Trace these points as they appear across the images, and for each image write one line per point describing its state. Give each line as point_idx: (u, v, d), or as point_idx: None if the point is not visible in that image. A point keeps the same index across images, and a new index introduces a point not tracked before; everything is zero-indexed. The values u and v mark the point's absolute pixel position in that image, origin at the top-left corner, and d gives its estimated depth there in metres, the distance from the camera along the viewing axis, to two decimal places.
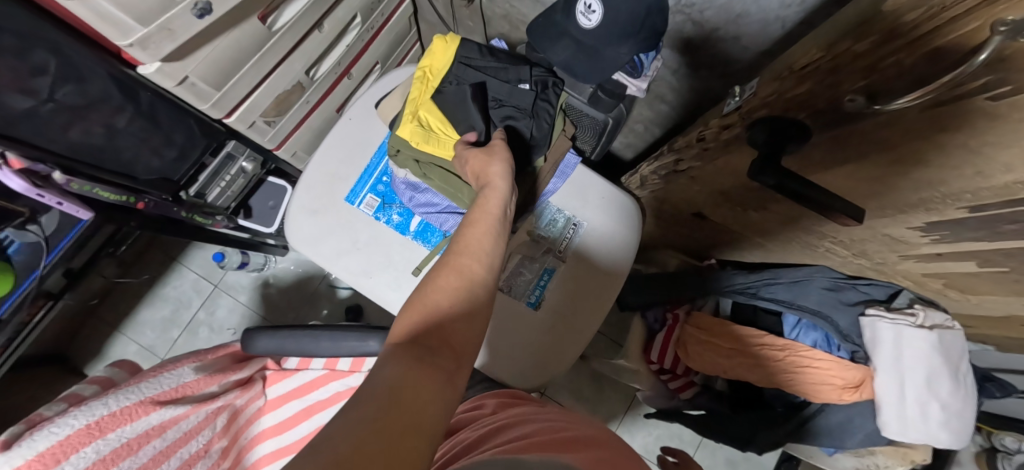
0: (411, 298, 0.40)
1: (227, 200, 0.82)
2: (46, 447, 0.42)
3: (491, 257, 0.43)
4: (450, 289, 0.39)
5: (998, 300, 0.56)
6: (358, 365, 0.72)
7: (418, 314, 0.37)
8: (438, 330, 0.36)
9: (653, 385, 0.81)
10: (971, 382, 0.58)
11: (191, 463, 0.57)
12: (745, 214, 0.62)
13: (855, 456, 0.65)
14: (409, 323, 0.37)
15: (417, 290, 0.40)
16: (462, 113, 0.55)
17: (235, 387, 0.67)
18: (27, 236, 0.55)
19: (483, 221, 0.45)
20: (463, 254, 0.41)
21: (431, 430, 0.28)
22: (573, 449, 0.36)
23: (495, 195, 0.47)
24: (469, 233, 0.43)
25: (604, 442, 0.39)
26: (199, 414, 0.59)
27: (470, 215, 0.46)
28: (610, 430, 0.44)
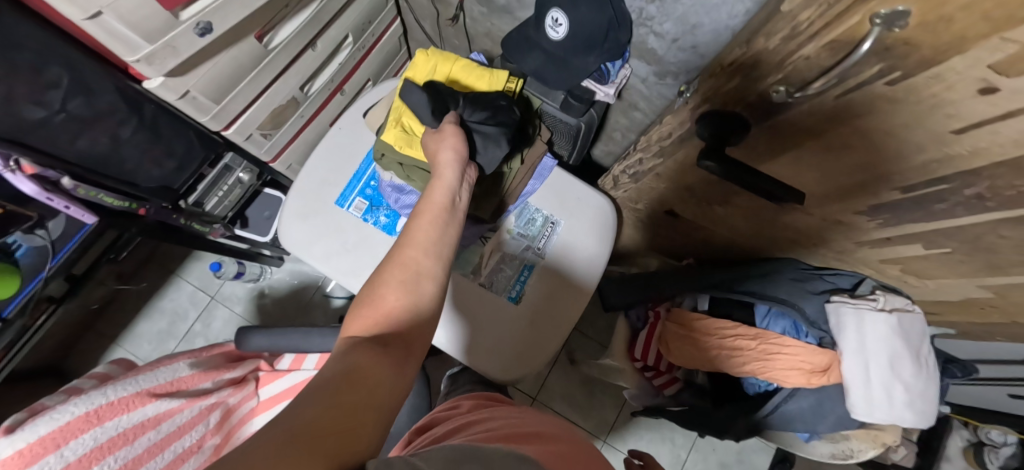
0: (365, 293, 0.42)
1: (224, 209, 0.85)
2: (47, 432, 0.45)
3: (438, 246, 0.45)
4: (398, 283, 0.41)
5: (952, 283, 0.59)
6: None
7: (371, 308, 0.40)
8: (390, 322, 0.40)
9: (638, 383, 0.82)
10: (932, 363, 0.60)
11: (184, 458, 0.59)
12: (712, 210, 0.66)
13: (830, 442, 0.67)
14: (365, 316, 0.40)
15: (366, 286, 0.42)
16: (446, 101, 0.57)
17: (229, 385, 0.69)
18: (34, 240, 0.59)
19: (430, 212, 0.47)
20: (408, 248, 0.44)
21: (381, 411, 0.33)
22: (530, 442, 0.39)
23: (443, 187, 0.50)
24: (416, 225, 0.45)
25: (562, 437, 0.43)
26: (193, 409, 0.61)
27: (418, 207, 0.48)
28: (574, 429, 0.47)
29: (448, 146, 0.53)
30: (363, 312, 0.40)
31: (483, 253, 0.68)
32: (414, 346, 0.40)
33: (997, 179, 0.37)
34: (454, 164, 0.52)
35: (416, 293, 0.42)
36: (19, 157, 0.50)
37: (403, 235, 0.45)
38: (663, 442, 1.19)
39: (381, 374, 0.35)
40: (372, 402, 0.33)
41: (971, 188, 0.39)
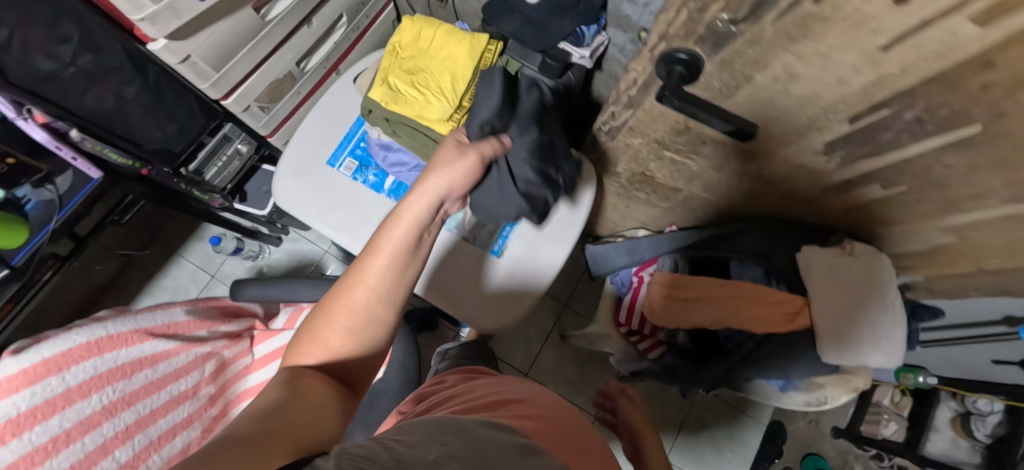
0: (309, 327, 0.42)
1: (224, 180, 0.89)
2: (51, 355, 0.49)
3: (391, 289, 0.43)
4: (341, 326, 0.41)
5: (916, 228, 0.61)
6: None
7: (312, 346, 0.41)
8: (333, 363, 0.41)
9: (623, 349, 0.85)
10: (900, 305, 0.62)
11: (180, 401, 0.62)
12: (685, 165, 0.68)
13: (805, 393, 0.68)
14: (306, 350, 0.41)
15: (312, 318, 0.42)
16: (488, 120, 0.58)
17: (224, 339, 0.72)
18: (43, 194, 0.63)
19: (387, 251, 0.43)
20: (354, 290, 0.41)
21: (333, 420, 0.35)
22: (509, 409, 0.42)
23: (409, 221, 0.45)
24: (367, 263, 0.42)
25: (539, 400, 0.47)
26: (188, 354, 0.64)
27: (375, 241, 0.43)
28: (551, 393, 0.51)
29: (450, 176, 0.51)
30: (309, 342, 0.41)
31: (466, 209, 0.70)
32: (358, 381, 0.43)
33: (930, 98, 0.40)
34: (440, 195, 0.49)
35: (364, 325, 0.41)
36: (32, 105, 0.54)
37: (357, 268, 0.42)
38: None
39: (326, 401, 0.37)
40: (323, 420, 0.34)
41: (910, 111, 0.42)
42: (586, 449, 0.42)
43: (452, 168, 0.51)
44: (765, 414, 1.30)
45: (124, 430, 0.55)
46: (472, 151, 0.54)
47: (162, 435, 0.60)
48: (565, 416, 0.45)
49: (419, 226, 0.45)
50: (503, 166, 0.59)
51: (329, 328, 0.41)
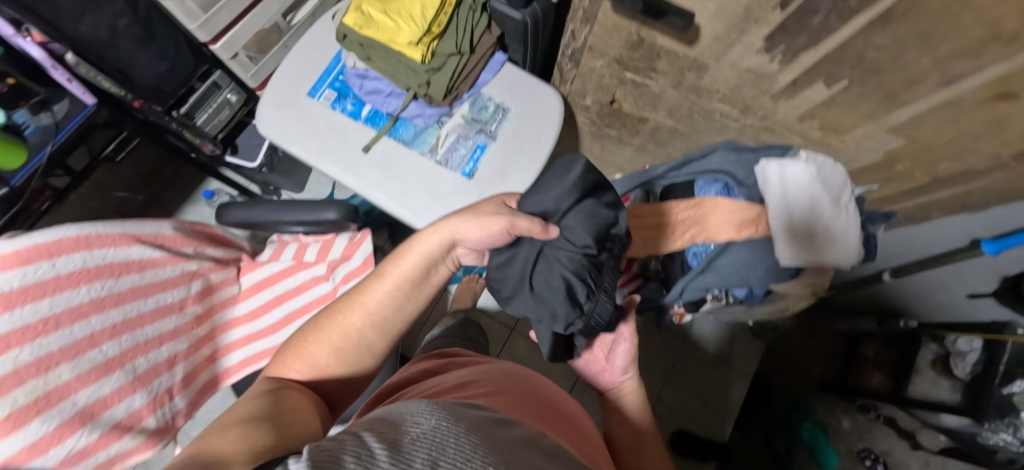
0: (305, 343, 0.55)
1: (214, 128, 0.92)
2: (43, 241, 0.52)
3: (379, 316, 0.57)
4: (330, 342, 0.55)
5: (865, 133, 0.64)
6: (324, 255, 0.82)
7: (302, 361, 0.54)
8: (317, 372, 0.54)
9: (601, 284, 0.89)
10: (853, 207, 0.64)
11: (165, 311, 0.66)
12: (647, 88, 0.72)
13: (768, 305, 0.73)
14: (296, 363, 0.54)
15: (315, 327, 0.56)
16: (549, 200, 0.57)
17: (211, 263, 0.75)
18: (41, 120, 0.68)
19: (390, 282, 0.57)
20: (351, 313, 0.56)
21: (312, 413, 0.45)
22: (480, 391, 0.43)
23: (412, 259, 0.57)
24: (365, 296, 0.57)
25: (505, 382, 0.48)
26: (173, 267, 0.67)
27: (381, 269, 0.58)
28: (520, 375, 0.53)
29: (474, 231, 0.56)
30: (292, 359, 0.55)
31: (439, 135, 0.74)
32: (334, 386, 0.56)
33: None
34: (447, 244, 0.58)
35: (349, 343, 0.56)
36: (29, 24, 0.57)
37: (360, 294, 0.57)
38: None
39: (306, 409, 0.44)
40: (303, 408, 0.45)
41: None
42: (564, 428, 0.43)
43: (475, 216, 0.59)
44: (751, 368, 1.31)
45: (112, 326, 0.59)
46: (505, 217, 0.54)
47: (149, 340, 0.64)
48: (543, 397, 0.47)
49: (423, 265, 0.58)
50: (550, 257, 0.56)
51: (318, 342, 0.55)
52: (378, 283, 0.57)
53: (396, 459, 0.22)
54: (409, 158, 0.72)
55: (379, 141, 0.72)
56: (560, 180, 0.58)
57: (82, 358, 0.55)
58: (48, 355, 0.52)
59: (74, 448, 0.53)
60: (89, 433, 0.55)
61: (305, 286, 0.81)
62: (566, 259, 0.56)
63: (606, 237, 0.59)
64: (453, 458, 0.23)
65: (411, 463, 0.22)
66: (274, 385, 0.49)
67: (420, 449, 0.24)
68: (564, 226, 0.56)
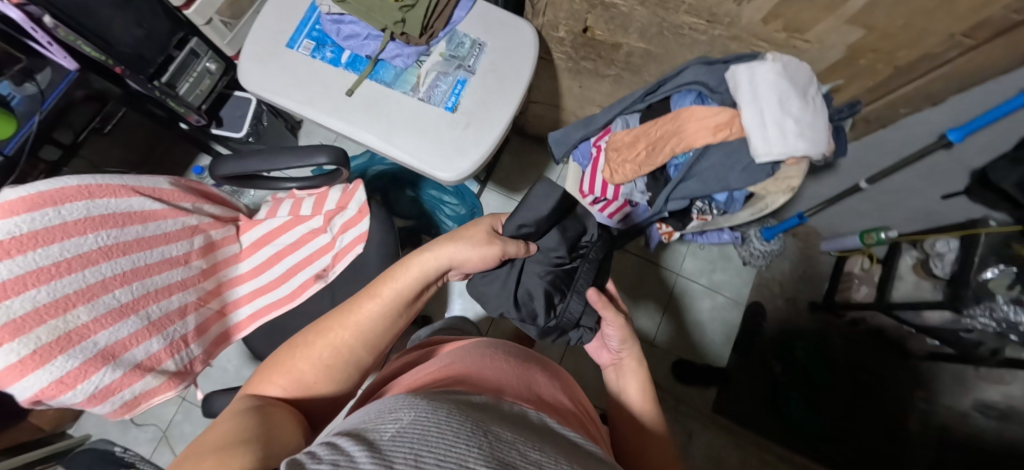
0: (287, 357, 0.53)
1: (199, 99, 0.92)
2: (48, 189, 0.53)
3: (370, 331, 0.55)
4: (316, 356, 0.52)
5: (825, 29, 0.67)
6: (319, 208, 0.84)
7: (284, 376, 0.52)
8: (298, 390, 0.52)
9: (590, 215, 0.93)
10: (819, 101, 0.67)
11: (171, 264, 0.68)
12: (617, 10, 0.74)
13: (750, 206, 0.77)
14: (278, 378, 0.52)
15: (297, 344, 0.54)
16: (522, 213, 0.69)
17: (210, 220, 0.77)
18: (25, 90, 0.70)
19: (382, 301, 0.56)
20: (340, 328, 0.54)
21: (297, 433, 0.43)
22: (460, 375, 0.39)
23: (406, 279, 0.57)
24: (357, 310, 0.55)
25: (489, 360, 0.44)
26: (174, 220, 0.69)
27: (374, 288, 0.57)
28: (507, 349, 0.49)
29: (473, 257, 0.62)
30: (276, 374, 0.53)
31: (419, 74, 0.75)
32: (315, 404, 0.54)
33: None
34: (442, 269, 0.61)
35: (337, 359, 0.53)
36: None
37: (350, 310, 0.56)
38: None
39: (293, 434, 0.42)
40: (287, 428, 0.43)
41: None
42: (553, 400, 0.42)
43: (472, 246, 0.62)
44: (743, 295, 1.37)
45: (123, 273, 0.61)
46: (499, 245, 0.63)
47: (159, 289, 0.66)
48: (532, 374, 0.45)
49: (416, 285, 0.58)
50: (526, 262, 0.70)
51: (301, 358, 0.52)
52: (367, 302, 0.56)
53: (375, 459, 0.19)
54: (391, 97, 0.74)
55: (361, 84, 0.73)
56: (540, 206, 0.69)
57: (98, 301, 0.57)
58: (65, 296, 0.54)
59: (100, 384, 0.56)
60: (113, 371, 0.58)
61: (305, 238, 0.83)
62: (542, 268, 0.69)
63: (577, 246, 0.72)
64: (435, 448, 0.21)
65: (392, 460, 0.20)
66: (256, 407, 0.46)
67: (400, 446, 0.21)
68: (542, 242, 0.70)
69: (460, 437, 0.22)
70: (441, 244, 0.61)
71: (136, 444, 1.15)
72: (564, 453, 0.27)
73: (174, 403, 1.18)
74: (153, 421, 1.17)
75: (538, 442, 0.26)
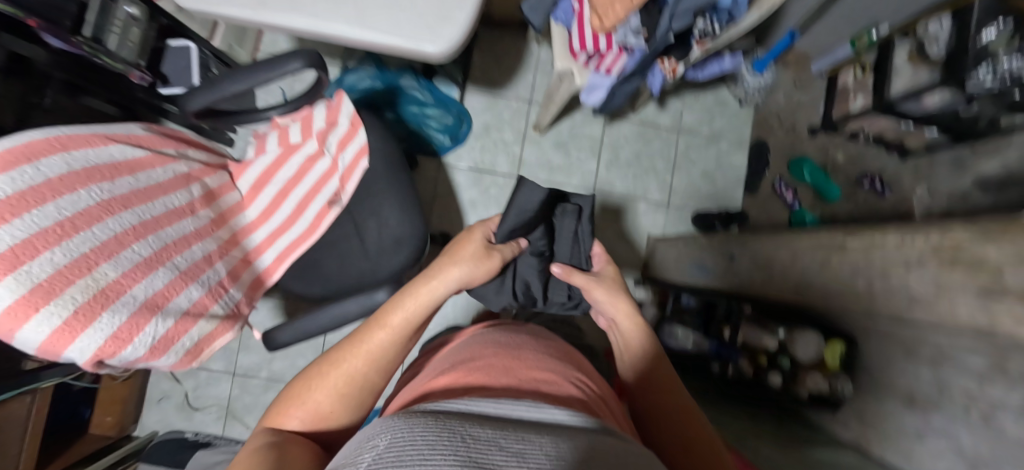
0: (302, 387, 0.48)
1: (132, 54, 0.83)
2: (15, 144, 0.47)
3: (384, 357, 0.51)
4: (331, 385, 0.47)
5: None
6: (308, 133, 0.81)
7: (299, 408, 0.47)
8: (314, 422, 0.47)
9: (587, 77, 0.88)
10: None
11: (177, 216, 0.65)
12: None
13: (756, 9, 0.73)
14: (293, 409, 0.47)
15: (309, 375, 0.48)
16: (510, 222, 0.64)
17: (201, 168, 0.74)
18: None
19: (396, 328, 0.52)
20: (352, 354, 0.49)
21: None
22: (459, 385, 0.39)
23: (420, 303, 0.53)
24: (370, 336, 0.51)
25: (488, 364, 0.44)
26: (163, 169, 0.66)
27: (387, 313, 0.52)
28: (506, 350, 0.49)
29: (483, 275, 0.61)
30: (292, 404, 0.47)
31: None
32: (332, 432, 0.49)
33: None
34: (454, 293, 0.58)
35: (353, 387, 0.48)
36: None
37: (361, 336, 0.51)
38: (649, 174, 1.31)
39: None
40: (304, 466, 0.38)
41: None
42: (551, 387, 0.41)
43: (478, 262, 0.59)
44: (744, 135, 1.39)
45: (134, 228, 0.57)
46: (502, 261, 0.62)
47: (176, 241, 0.63)
48: (521, 365, 0.45)
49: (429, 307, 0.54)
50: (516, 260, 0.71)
51: (315, 387, 0.47)
52: (379, 331, 0.51)
53: None
54: None
55: None
56: (527, 205, 0.65)
57: (120, 257, 0.54)
58: (83, 255, 0.50)
59: (156, 335, 0.54)
60: (164, 320, 0.56)
61: (304, 167, 0.81)
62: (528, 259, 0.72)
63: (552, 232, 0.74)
64: None
65: None
66: (272, 443, 0.41)
67: None
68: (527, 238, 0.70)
69: (415, 452, 0.22)
70: (450, 265, 0.57)
71: (206, 426, 1.18)
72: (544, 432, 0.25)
73: (226, 381, 1.19)
74: (212, 402, 1.18)
75: (517, 432, 0.25)
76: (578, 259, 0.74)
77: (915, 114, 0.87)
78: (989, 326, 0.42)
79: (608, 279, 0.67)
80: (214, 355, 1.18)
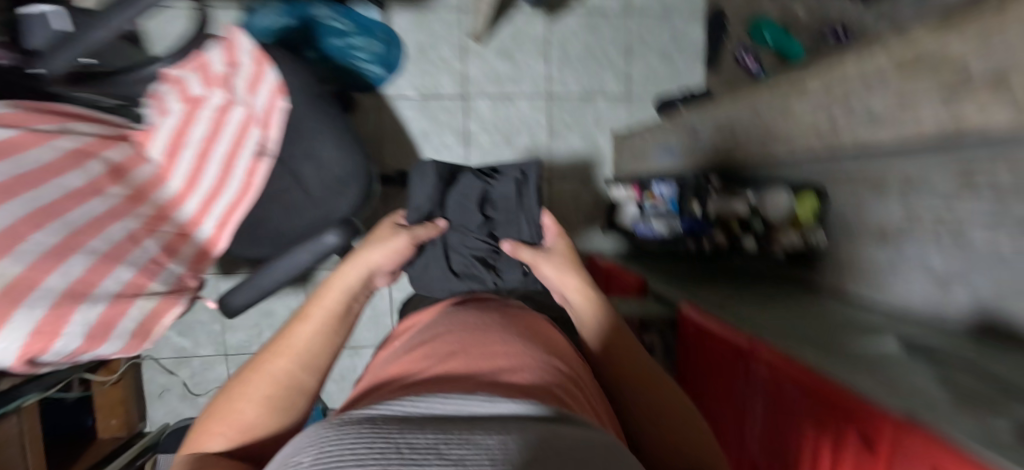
0: (218, 404, 0.35)
1: None
2: None
3: (318, 351, 0.39)
4: (254, 392, 0.35)
5: None
6: (211, 82, 0.73)
7: (222, 428, 0.34)
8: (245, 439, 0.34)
9: None
10: None
11: (79, 196, 0.59)
12: None
13: None
14: (216, 433, 0.34)
15: (226, 390, 0.36)
16: (416, 198, 0.61)
17: (92, 142, 0.66)
18: None
19: (320, 312, 0.40)
20: (277, 355, 0.37)
21: None
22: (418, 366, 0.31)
23: (342, 281, 0.43)
24: (294, 328, 0.39)
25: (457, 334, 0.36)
26: (43, 149, 0.59)
27: (308, 301, 0.41)
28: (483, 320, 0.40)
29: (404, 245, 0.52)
30: (212, 422, 0.34)
31: None
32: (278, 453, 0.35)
33: None
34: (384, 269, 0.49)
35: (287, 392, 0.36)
36: None
37: (283, 334, 0.39)
38: (605, 68, 1.21)
39: None
40: None
41: None
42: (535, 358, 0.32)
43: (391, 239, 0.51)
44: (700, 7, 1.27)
45: (25, 217, 0.51)
46: (407, 233, 0.52)
47: (86, 223, 0.57)
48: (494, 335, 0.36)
49: (351, 290, 0.44)
50: (446, 245, 0.59)
51: (241, 400, 0.35)
52: (305, 323, 0.39)
53: None
54: None
55: None
56: (428, 188, 0.62)
57: (18, 249, 0.48)
58: None
59: (88, 322, 0.51)
60: (93, 305, 0.52)
61: (217, 121, 0.73)
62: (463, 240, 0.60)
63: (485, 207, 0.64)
64: None
65: None
66: None
67: None
68: (451, 219, 0.61)
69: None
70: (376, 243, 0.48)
71: None
72: (495, 428, 0.19)
73: (221, 363, 1.18)
74: (212, 385, 1.18)
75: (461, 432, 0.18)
76: (527, 233, 0.61)
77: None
78: (954, 128, 0.38)
79: (561, 252, 0.53)
80: (201, 341, 1.17)
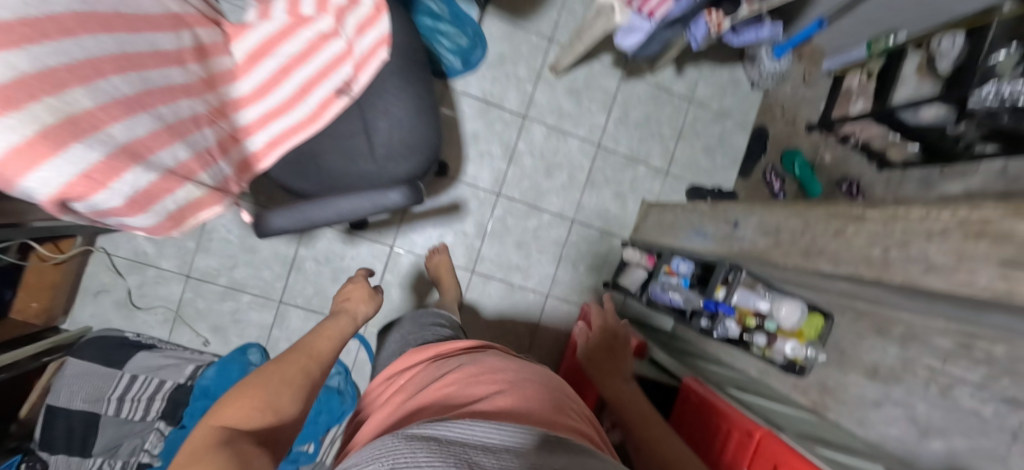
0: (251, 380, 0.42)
1: None
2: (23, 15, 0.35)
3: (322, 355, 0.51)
4: (290, 382, 0.44)
5: None
6: (318, 28, 0.69)
7: (255, 405, 0.39)
8: (269, 423, 0.40)
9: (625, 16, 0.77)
10: None
11: (183, 131, 0.54)
12: None
13: None
14: (246, 412, 0.39)
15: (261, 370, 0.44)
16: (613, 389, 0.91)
17: (192, 76, 0.58)
18: None
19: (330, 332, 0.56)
20: (301, 352, 0.49)
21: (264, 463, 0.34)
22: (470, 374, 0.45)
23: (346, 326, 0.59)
24: (317, 338, 0.53)
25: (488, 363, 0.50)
26: (161, 76, 0.52)
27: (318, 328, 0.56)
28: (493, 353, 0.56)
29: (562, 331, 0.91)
30: (247, 399, 0.39)
31: None
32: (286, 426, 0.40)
33: None
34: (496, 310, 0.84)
35: (408, 382, 0.49)
36: None
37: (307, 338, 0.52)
38: (652, 139, 1.27)
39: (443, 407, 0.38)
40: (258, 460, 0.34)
41: None
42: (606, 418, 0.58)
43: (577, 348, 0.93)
44: (749, 119, 1.30)
45: (133, 98, 0.46)
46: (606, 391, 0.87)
47: (162, 90, 0.52)
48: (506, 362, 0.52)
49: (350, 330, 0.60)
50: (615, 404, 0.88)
51: (282, 387, 0.42)
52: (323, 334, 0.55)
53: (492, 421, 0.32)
54: None
55: None
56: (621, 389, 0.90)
57: (140, 113, 0.47)
58: (124, 100, 0.44)
59: (136, 185, 0.45)
60: (147, 172, 0.46)
61: (319, 72, 0.69)
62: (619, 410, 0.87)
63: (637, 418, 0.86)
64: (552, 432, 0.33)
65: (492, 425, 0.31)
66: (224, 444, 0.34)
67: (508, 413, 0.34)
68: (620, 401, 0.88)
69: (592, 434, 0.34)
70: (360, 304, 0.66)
71: (150, 328, 1.09)
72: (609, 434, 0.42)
73: (178, 283, 1.08)
74: (160, 302, 1.08)
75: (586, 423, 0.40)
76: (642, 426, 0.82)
77: (907, 126, 0.81)
78: (1008, 297, 0.43)
79: None
80: (167, 254, 1.08)
